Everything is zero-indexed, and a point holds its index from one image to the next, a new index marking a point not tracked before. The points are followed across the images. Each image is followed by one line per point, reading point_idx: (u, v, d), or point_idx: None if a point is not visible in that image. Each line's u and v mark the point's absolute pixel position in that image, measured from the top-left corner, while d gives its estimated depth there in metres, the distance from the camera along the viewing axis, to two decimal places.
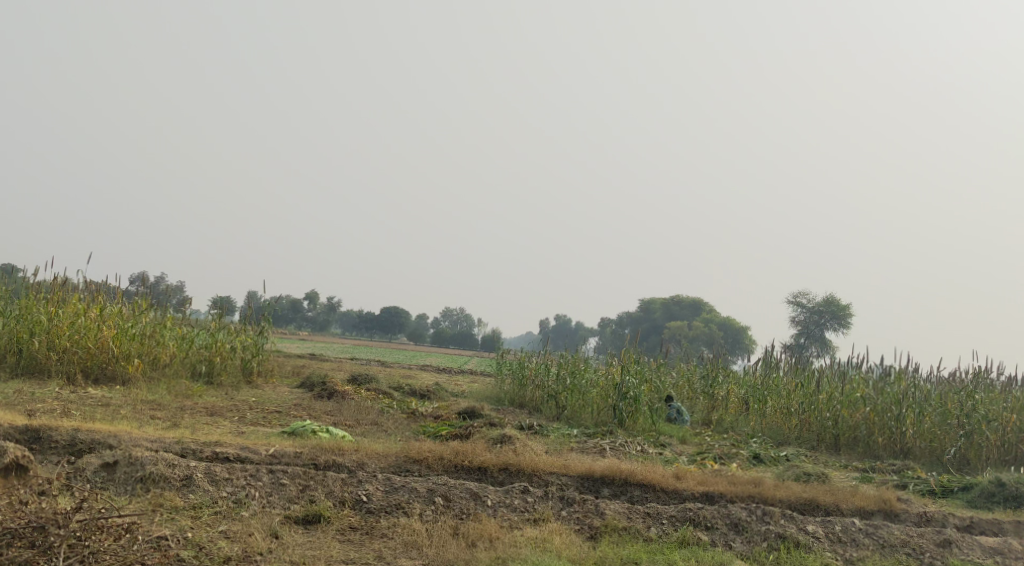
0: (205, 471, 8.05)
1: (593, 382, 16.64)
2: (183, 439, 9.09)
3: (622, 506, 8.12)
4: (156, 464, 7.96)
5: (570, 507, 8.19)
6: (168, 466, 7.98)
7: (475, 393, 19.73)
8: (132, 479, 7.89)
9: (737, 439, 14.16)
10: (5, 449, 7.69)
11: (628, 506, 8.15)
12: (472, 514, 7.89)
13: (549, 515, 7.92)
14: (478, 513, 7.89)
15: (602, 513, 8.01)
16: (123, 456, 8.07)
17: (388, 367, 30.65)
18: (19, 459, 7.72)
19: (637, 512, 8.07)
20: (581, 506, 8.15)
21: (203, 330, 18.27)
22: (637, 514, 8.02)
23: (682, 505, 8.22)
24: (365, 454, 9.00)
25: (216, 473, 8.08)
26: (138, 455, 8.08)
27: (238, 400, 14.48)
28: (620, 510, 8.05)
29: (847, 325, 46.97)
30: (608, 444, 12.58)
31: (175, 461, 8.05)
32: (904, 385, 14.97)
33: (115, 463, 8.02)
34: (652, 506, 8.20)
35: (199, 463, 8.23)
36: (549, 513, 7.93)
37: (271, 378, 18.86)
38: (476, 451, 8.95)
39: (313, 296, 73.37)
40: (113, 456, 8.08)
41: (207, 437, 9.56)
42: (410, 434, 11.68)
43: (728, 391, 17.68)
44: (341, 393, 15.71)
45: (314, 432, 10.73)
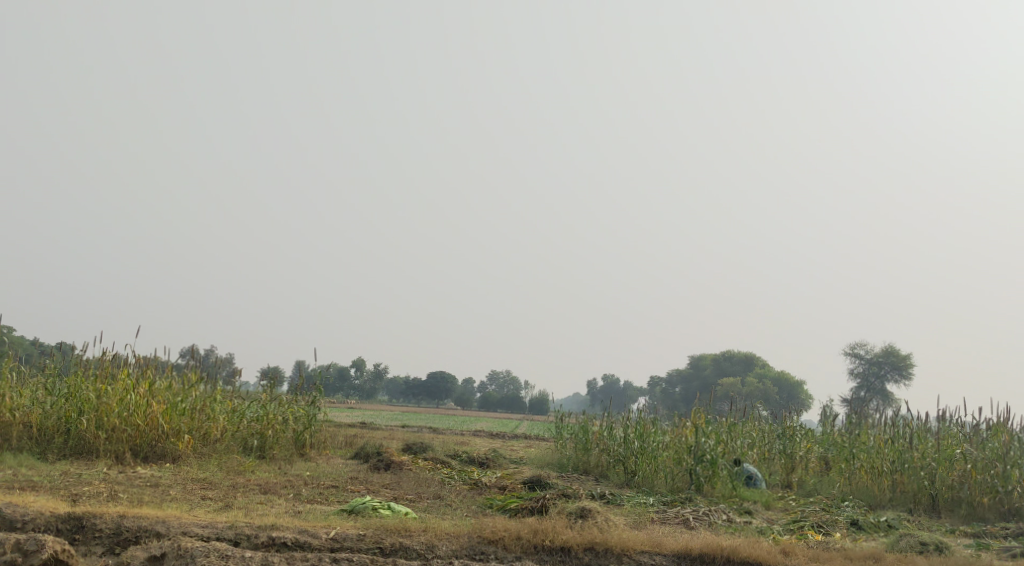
0: (262, 562, 7.31)
1: (664, 445, 15.71)
2: (236, 523, 8.35)
3: None
4: (208, 558, 7.24)
5: None
6: (221, 558, 7.25)
7: (535, 459, 18.85)
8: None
9: (827, 505, 13.14)
10: (43, 543, 7.27)
11: None
12: None
13: None
14: None
15: None
16: (172, 548, 7.38)
17: (439, 434, 29.79)
18: (57, 554, 7.29)
19: None
20: None
21: (254, 402, 17.65)
22: None
23: None
24: (434, 533, 8.20)
25: (274, 563, 7.34)
26: (187, 545, 7.38)
27: (294, 476, 13.76)
28: None
29: (909, 375, 45.35)
30: (690, 514, 11.71)
31: (228, 553, 7.31)
32: (1005, 440, 13.97)
33: (163, 557, 7.34)
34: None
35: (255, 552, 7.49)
36: None
37: (324, 449, 18.07)
38: (557, 528, 8.15)
39: (360, 363, 72.90)
40: (161, 548, 7.40)
41: (261, 519, 8.79)
42: (477, 508, 10.88)
43: (807, 450, 16.65)
44: (398, 464, 14.93)
45: (375, 509, 9.94)
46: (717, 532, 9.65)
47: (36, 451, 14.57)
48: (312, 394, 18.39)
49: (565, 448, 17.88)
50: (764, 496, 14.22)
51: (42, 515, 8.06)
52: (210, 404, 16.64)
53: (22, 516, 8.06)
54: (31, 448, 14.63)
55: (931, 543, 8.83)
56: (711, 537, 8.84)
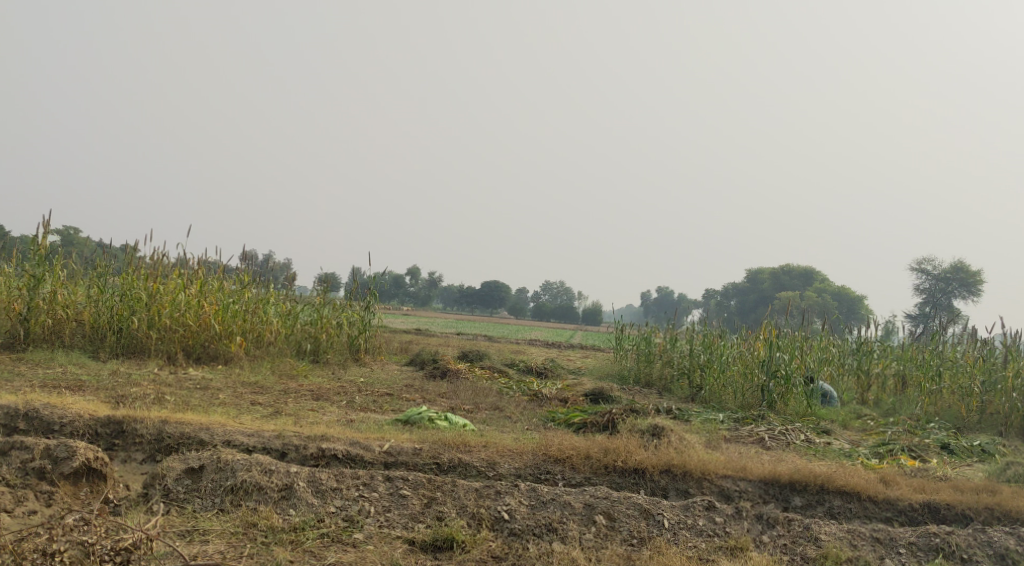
0: (308, 479, 6.81)
1: (733, 358, 14.89)
2: (284, 432, 7.72)
3: (842, 530, 6.85)
4: (250, 472, 6.77)
5: (771, 529, 6.91)
6: (264, 473, 6.78)
7: (594, 370, 18.17)
8: (221, 489, 6.74)
9: (910, 429, 12.41)
10: (74, 451, 6.80)
11: (850, 529, 6.87)
12: (645, 540, 6.65)
13: (748, 544, 6.66)
14: (654, 540, 6.64)
15: (816, 540, 6.75)
16: (211, 460, 6.90)
17: (492, 342, 29.31)
18: (88, 463, 6.80)
19: (865, 538, 6.82)
20: (787, 529, 6.87)
21: (308, 306, 17.12)
22: (866, 542, 6.78)
23: (923, 530, 6.91)
24: (495, 450, 7.58)
25: (321, 481, 6.84)
26: (228, 457, 6.90)
27: (347, 382, 13.23)
28: (840, 536, 6.79)
29: (978, 292, 43.80)
30: (766, 434, 10.99)
31: (271, 467, 6.83)
32: None
33: (202, 470, 6.84)
34: (880, 529, 6.93)
35: (302, 467, 6.99)
36: (748, 542, 6.67)
37: (379, 356, 17.59)
38: (630, 447, 7.57)
39: (416, 270, 72.66)
40: (199, 460, 6.91)
41: (311, 429, 8.20)
42: (539, 421, 10.27)
43: (883, 368, 15.80)
44: (455, 372, 14.40)
45: (432, 420, 9.37)
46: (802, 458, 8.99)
47: (89, 350, 14.23)
48: (367, 298, 17.82)
49: (626, 360, 17.16)
50: (842, 417, 13.48)
51: (80, 418, 7.53)
52: (263, 306, 16.09)
53: (59, 419, 7.53)
54: (84, 347, 14.30)
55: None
56: (793, 461, 8.27)
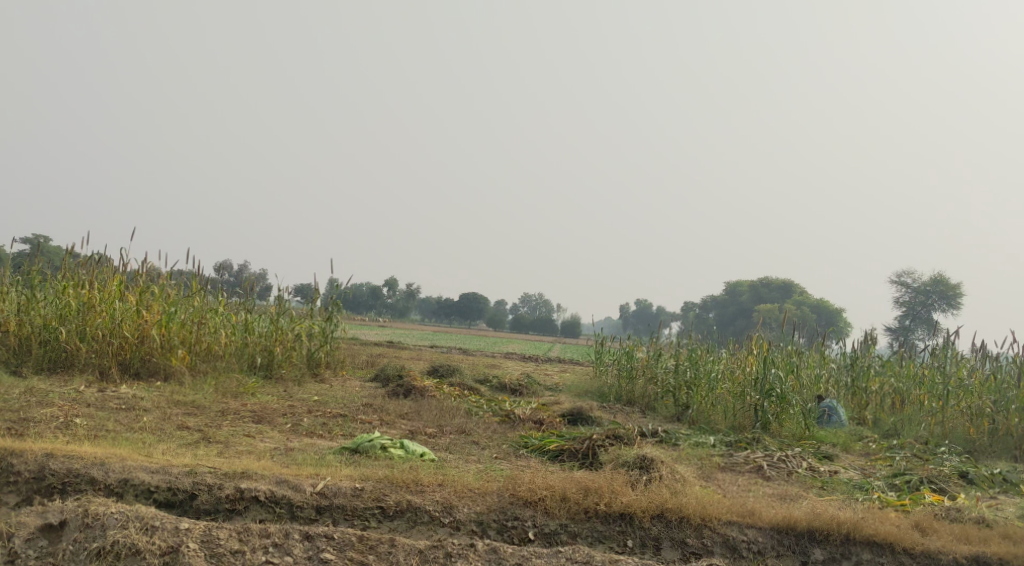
0: (202, 539, 5.77)
1: (722, 375, 13.69)
2: (197, 467, 6.42)
3: None
4: (126, 530, 5.74)
5: None
6: (144, 531, 5.77)
7: (572, 386, 16.92)
8: (85, 553, 5.70)
9: (919, 455, 11.32)
10: None
11: None
12: None
13: None
14: None
15: None
16: (76, 515, 5.86)
17: (467, 356, 28.04)
18: None
19: None
20: None
21: (261, 317, 15.64)
22: None
23: None
24: (452, 488, 6.45)
25: (219, 540, 5.80)
26: (98, 510, 5.86)
27: (297, 401, 11.91)
28: None
29: (958, 305, 42.75)
30: (764, 461, 9.77)
31: (156, 523, 5.82)
32: None
33: (63, 526, 5.83)
34: None
35: (198, 520, 5.95)
36: None
37: (340, 370, 16.47)
38: (615, 486, 6.53)
39: (393, 280, 71.18)
40: (61, 514, 5.88)
41: (237, 462, 6.87)
42: (509, 448, 9.02)
43: (881, 386, 14.66)
44: (420, 390, 13.12)
45: (385, 448, 8.12)
46: (811, 496, 7.87)
47: (10, 365, 12.77)
48: (329, 308, 16.68)
49: (606, 376, 15.96)
50: (843, 440, 12.33)
51: None
52: (211, 316, 14.65)
53: None
54: (6, 360, 12.84)
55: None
56: (803, 502, 7.27)
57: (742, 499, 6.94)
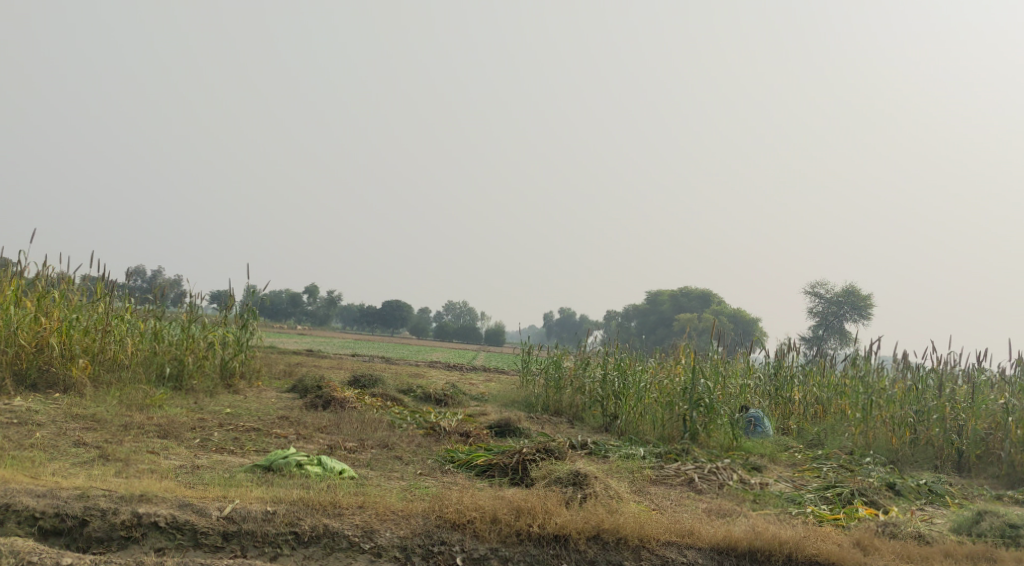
0: None
1: (650, 384, 13.43)
2: (89, 489, 5.93)
3: None
4: None
5: None
6: None
7: (497, 396, 16.53)
8: None
9: (846, 465, 11.18)
10: None
11: None
12: None
13: None
14: None
15: None
16: None
17: (390, 364, 27.46)
18: None
19: None
20: None
21: (171, 324, 14.90)
22: None
23: None
24: (374, 510, 6.09)
25: None
26: None
27: (208, 414, 11.30)
28: None
29: (869, 315, 43.36)
30: (695, 473, 9.50)
31: (37, 558, 5.38)
32: None
33: None
34: None
35: (87, 552, 5.51)
36: None
37: (256, 381, 15.83)
38: (548, 506, 6.24)
39: (313, 288, 70.19)
40: None
41: (136, 480, 6.33)
42: (434, 463, 8.59)
43: (806, 395, 14.56)
44: (339, 401, 12.58)
45: (301, 465, 7.62)
46: (748, 512, 7.64)
47: None
48: (245, 315, 16.02)
49: (533, 385, 15.63)
50: (770, 450, 12.17)
51: None
52: (115, 323, 13.90)
53: None
54: None
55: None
56: (741, 518, 7.03)
57: (680, 517, 6.70)
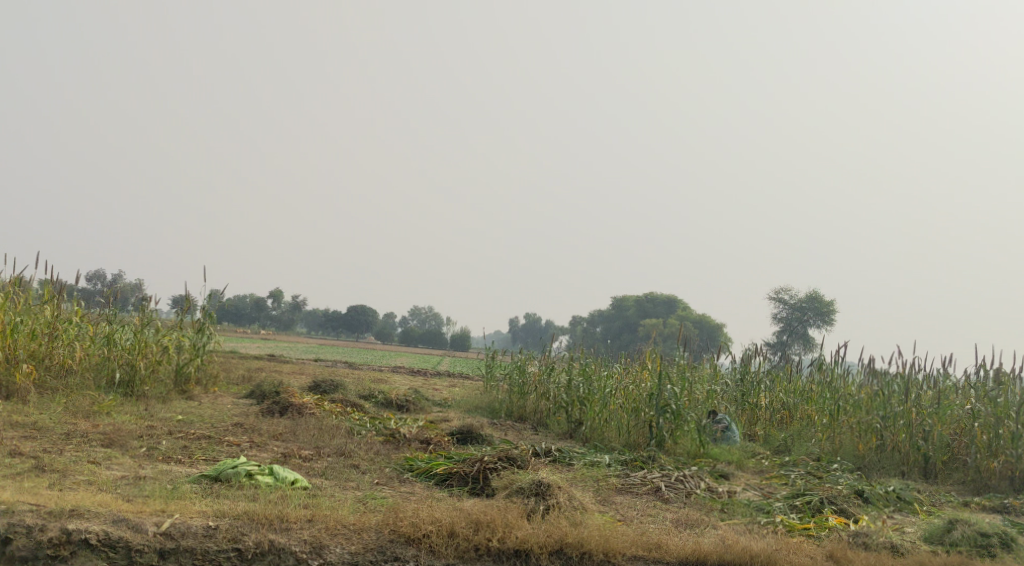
0: None
1: (615, 389, 13.19)
2: (17, 504, 5.77)
3: None
4: None
5: None
6: None
7: (461, 401, 16.20)
8: None
9: (813, 472, 10.98)
10: None
11: None
12: None
13: None
14: None
15: None
16: None
17: (354, 370, 27.05)
18: None
19: None
20: None
21: (122, 328, 14.42)
22: None
23: None
24: (324, 524, 5.95)
25: None
26: None
27: (158, 421, 10.90)
28: None
29: (832, 321, 43.36)
30: (662, 482, 9.26)
31: None
32: (1008, 391, 12.29)
33: None
34: None
35: None
36: None
37: (212, 387, 15.42)
38: (509, 519, 6.08)
39: (277, 292, 69.55)
40: None
41: (69, 494, 6.07)
42: (392, 472, 8.28)
43: (773, 401, 14.41)
44: (297, 408, 12.21)
45: (251, 475, 7.28)
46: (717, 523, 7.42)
47: None
48: (201, 319, 15.58)
49: (497, 392, 15.34)
50: (737, 457, 11.96)
51: None
52: (62, 327, 13.44)
53: None
54: None
55: (996, 535, 7.05)
56: (709, 530, 6.81)
57: (647, 530, 6.48)
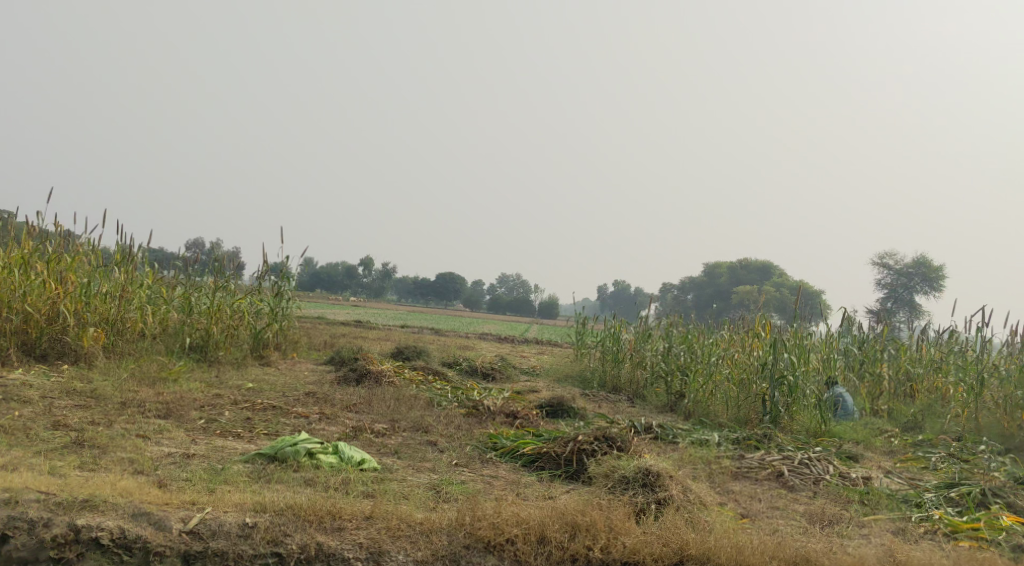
0: None
1: (723, 359, 11.95)
2: (23, 497, 5.28)
3: None
4: None
5: None
6: None
7: (551, 370, 15.12)
8: None
9: (956, 455, 9.63)
10: None
11: None
12: None
13: None
14: None
15: None
16: None
17: (440, 337, 26.20)
18: None
19: None
20: None
21: (195, 289, 13.57)
22: None
23: None
24: (385, 523, 5.37)
25: None
26: None
27: (226, 389, 10.09)
28: None
29: (938, 287, 40.97)
30: (784, 466, 8.06)
31: None
32: None
33: None
34: None
35: None
36: None
37: (289, 354, 14.62)
38: (613, 521, 5.43)
39: (368, 260, 69.63)
40: None
41: (86, 480, 5.55)
42: (473, 451, 7.26)
43: (896, 371, 12.98)
44: (374, 376, 11.29)
45: (313, 454, 6.37)
46: (867, 528, 6.27)
47: None
48: (278, 282, 14.73)
49: (589, 360, 14.21)
50: (864, 435, 10.66)
51: None
52: (131, 289, 12.65)
53: None
54: None
55: None
56: (869, 543, 5.83)
57: (790, 542, 5.49)
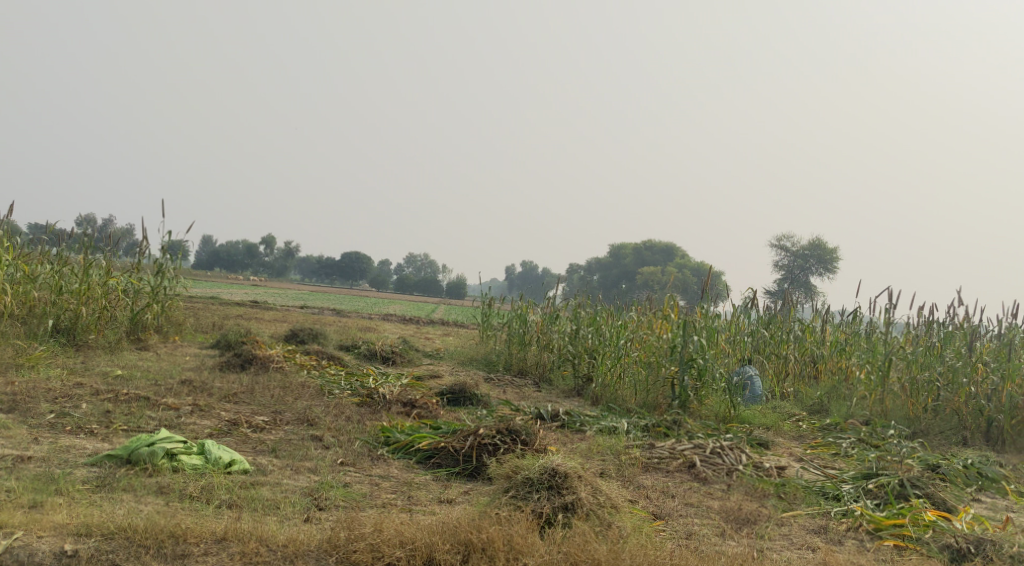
0: None
1: (632, 340, 11.43)
2: None
3: None
4: None
5: None
6: None
7: (454, 353, 14.42)
8: None
9: (867, 441, 9.30)
10: None
11: None
12: None
13: None
14: None
15: None
16: None
17: (341, 317, 25.19)
18: None
19: None
20: None
21: (64, 267, 12.43)
22: None
23: None
24: (240, 547, 4.72)
25: None
26: None
27: (92, 377, 9.13)
28: None
29: (834, 269, 41.60)
30: (697, 456, 7.56)
31: None
32: None
33: None
34: None
35: None
36: None
37: (173, 337, 13.58)
38: (514, 537, 4.81)
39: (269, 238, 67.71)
40: None
41: None
42: (363, 446, 6.55)
43: (802, 353, 12.66)
44: (261, 362, 10.43)
45: (174, 455, 5.56)
46: (786, 527, 5.77)
47: None
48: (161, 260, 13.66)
49: (495, 342, 13.55)
50: (773, 420, 10.28)
51: None
52: None
53: None
54: None
55: None
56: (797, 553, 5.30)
57: (713, 556, 4.94)
